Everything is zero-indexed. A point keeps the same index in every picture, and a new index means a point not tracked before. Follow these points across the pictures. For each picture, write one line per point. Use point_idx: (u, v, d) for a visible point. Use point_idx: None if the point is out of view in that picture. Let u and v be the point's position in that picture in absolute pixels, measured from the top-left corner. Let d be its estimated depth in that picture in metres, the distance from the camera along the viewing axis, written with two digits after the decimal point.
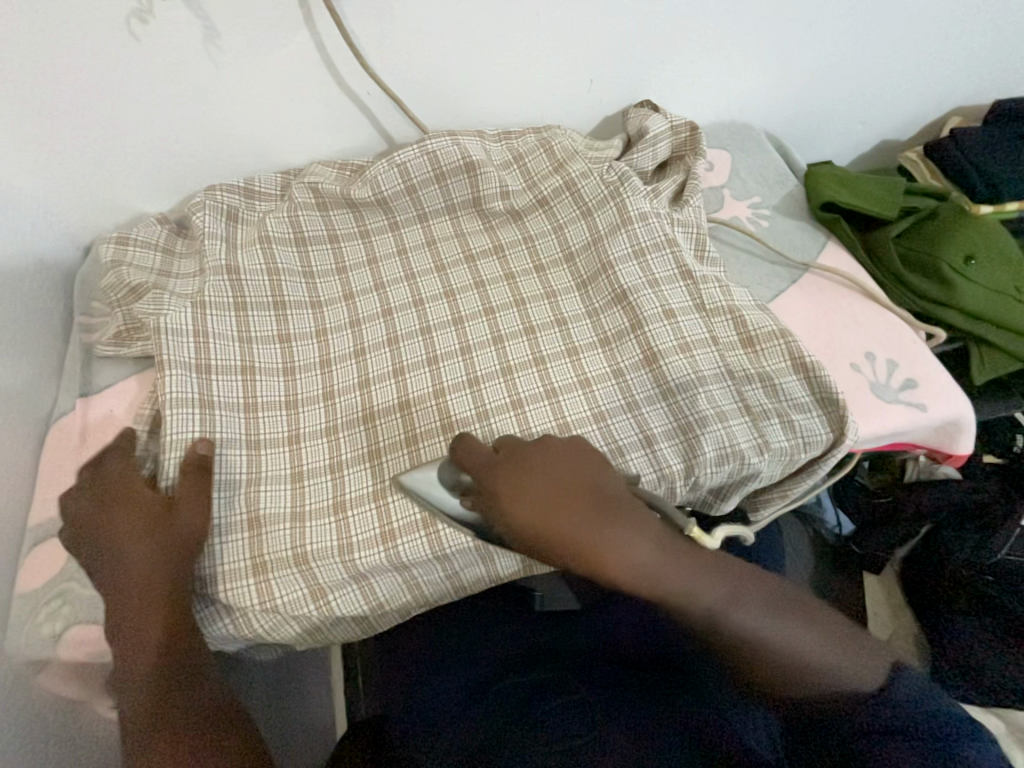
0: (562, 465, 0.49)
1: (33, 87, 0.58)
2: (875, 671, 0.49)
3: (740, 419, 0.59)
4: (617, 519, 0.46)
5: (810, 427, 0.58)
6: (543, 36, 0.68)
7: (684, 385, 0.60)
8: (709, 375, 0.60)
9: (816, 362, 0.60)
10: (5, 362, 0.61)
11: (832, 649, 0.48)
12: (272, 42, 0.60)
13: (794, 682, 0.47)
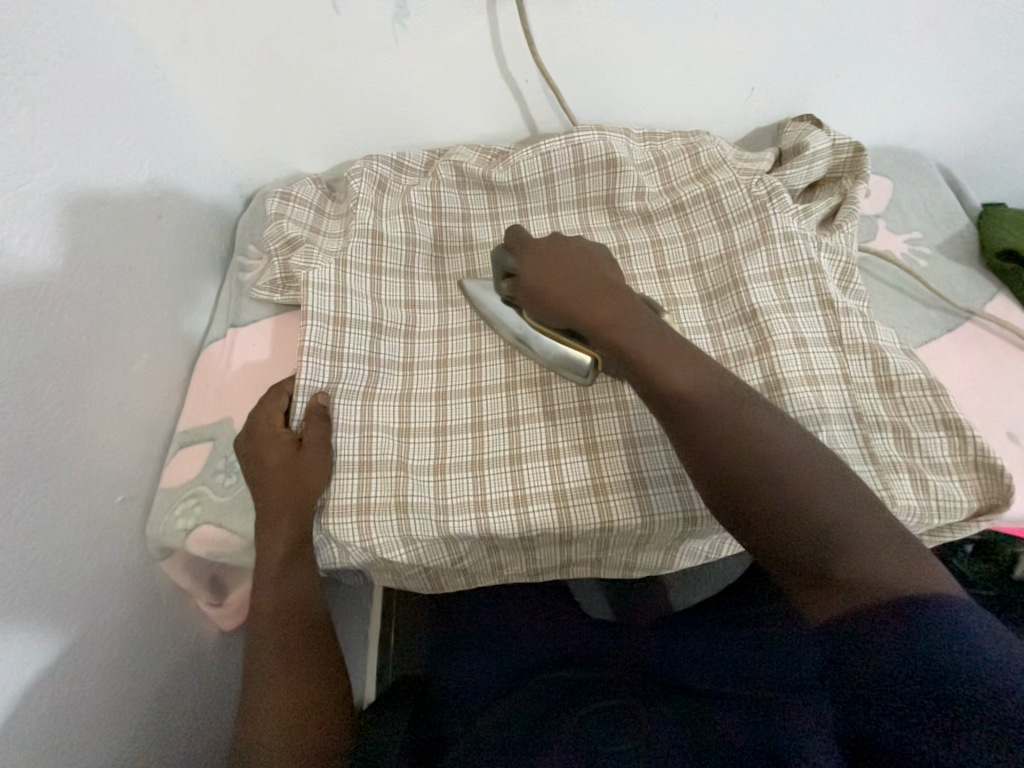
0: (588, 264, 0.56)
1: (242, 47, 0.65)
2: (926, 567, 0.37)
3: (865, 467, 0.54)
4: (615, 310, 0.52)
5: (947, 491, 0.52)
6: (715, 37, 0.65)
7: (807, 419, 0.56)
8: (837, 414, 0.56)
9: (968, 422, 0.54)
10: (180, 287, 0.70)
11: (868, 532, 0.39)
12: (452, 24, 0.63)
13: (815, 542, 0.39)
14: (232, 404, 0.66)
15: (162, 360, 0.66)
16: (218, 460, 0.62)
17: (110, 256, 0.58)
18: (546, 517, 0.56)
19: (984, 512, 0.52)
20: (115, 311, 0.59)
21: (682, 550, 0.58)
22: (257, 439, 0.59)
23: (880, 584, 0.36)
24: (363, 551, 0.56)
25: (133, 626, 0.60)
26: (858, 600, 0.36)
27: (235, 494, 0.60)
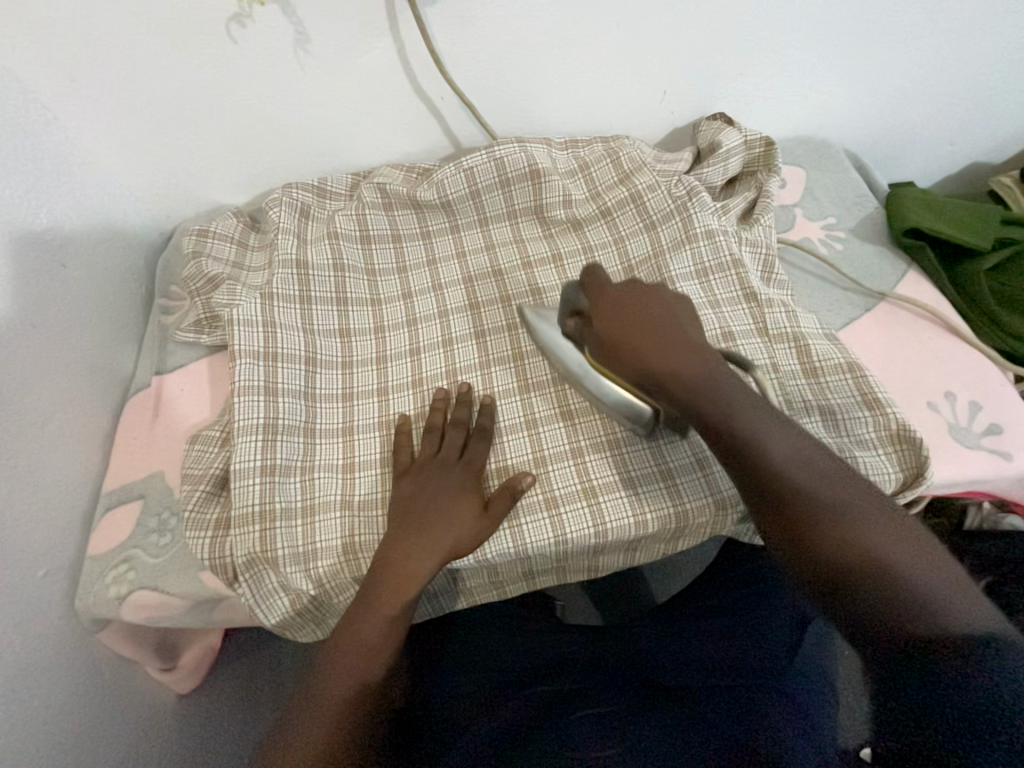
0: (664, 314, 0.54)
1: (138, 83, 0.62)
2: (969, 605, 0.36)
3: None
4: (678, 348, 0.51)
5: (876, 466, 0.55)
6: (621, 45, 0.67)
7: None
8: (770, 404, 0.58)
9: (888, 399, 0.56)
10: (97, 338, 0.66)
11: (913, 562, 0.38)
12: (357, 48, 0.62)
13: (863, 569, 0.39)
14: (163, 457, 0.62)
15: (81, 417, 0.62)
16: (150, 518, 0.58)
17: (8, 316, 0.54)
18: (499, 538, 0.55)
19: (914, 484, 0.55)
20: (20, 373, 0.55)
21: (641, 550, 0.59)
22: (197, 490, 0.57)
23: (928, 608, 0.35)
24: (318, 596, 0.54)
25: (73, 709, 0.56)
26: (902, 633, 0.35)
27: (171, 554, 0.56)
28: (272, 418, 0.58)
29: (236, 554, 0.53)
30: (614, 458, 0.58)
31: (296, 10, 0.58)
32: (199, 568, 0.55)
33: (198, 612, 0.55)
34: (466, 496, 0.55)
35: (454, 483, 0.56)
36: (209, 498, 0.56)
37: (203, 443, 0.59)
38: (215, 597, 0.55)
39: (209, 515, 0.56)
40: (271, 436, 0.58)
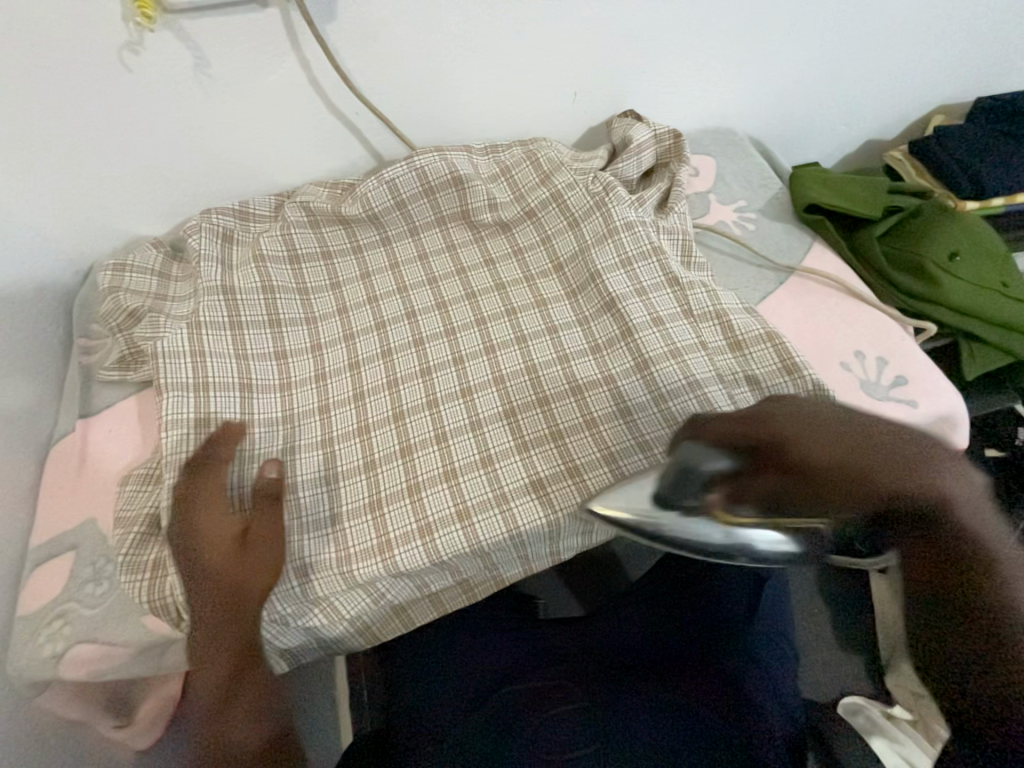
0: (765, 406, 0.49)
1: (27, 117, 0.60)
2: None
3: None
4: (800, 438, 0.43)
5: None
6: (526, 53, 0.70)
7: (674, 389, 0.60)
8: (699, 379, 0.60)
9: (803, 363, 0.60)
10: (10, 387, 0.62)
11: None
12: (261, 69, 0.62)
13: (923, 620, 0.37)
14: (94, 503, 0.59)
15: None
16: (85, 568, 0.55)
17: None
18: (453, 541, 0.55)
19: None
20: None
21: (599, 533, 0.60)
22: (131, 533, 0.54)
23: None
24: (274, 628, 0.52)
25: None
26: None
27: (110, 602, 0.54)
28: (209, 448, 0.57)
29: (178, 593, 0.52)
30: (559, 448, 0.59)
31: (194, 37, 0.57)
32: (142, 613, 0.53)
33: (146, 659, 0.53)
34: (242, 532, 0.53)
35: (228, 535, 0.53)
36: (144, 541, 0.54)
37: (135, 483, 0.57)
38: (162, 641, 0.53)
39: (146, 557, 0.54)
40: (209, 467, 0.56)
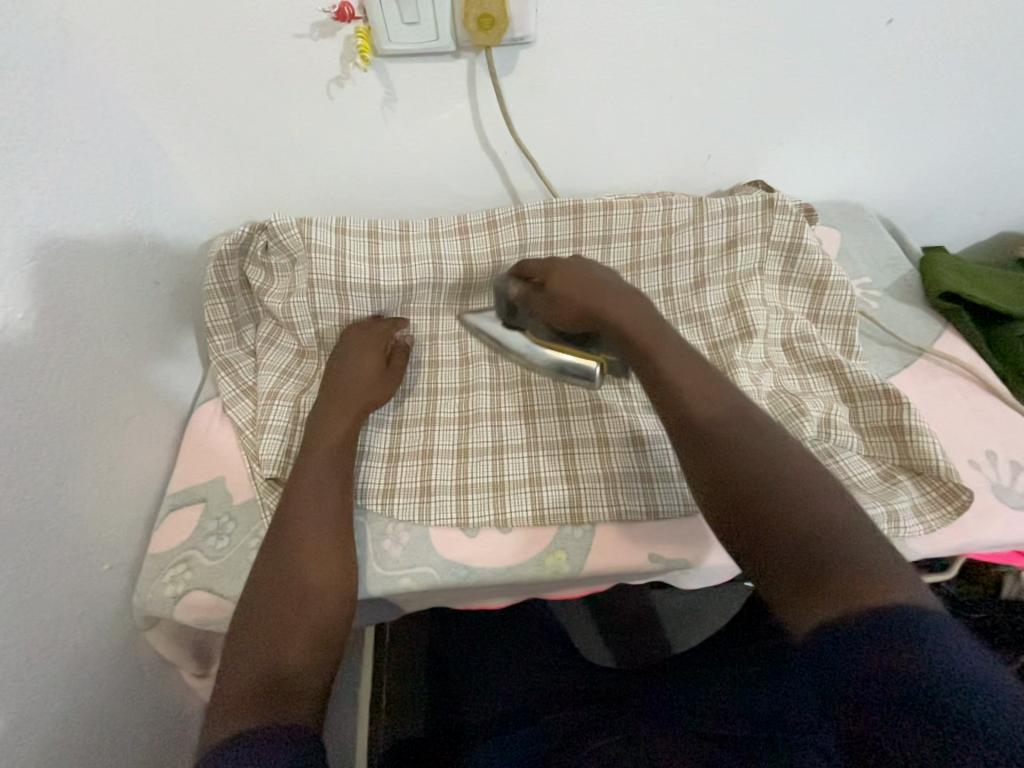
0: (833, 302, 0.70)
1: (236, 126, 0.70)
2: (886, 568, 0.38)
3: (832, 457, 0.61)
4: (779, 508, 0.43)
5: (909, 490, 0.58)
6: (674, 111, 0.73)
7: (786, 419, 0.62)
8: (823, 425, 0.61)
9: (916, 427, 0.59)
10: (172, 348, 0.71)
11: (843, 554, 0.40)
12: (436, 107, 0.69)
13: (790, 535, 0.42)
14: (224, 463, 0.65)
15: (155, 420, 0.67)
16: (209, 520, 0.61)
17: (93, 316, 0.58)
18: (538, 560, 0.58)
19: (961, 498, 0.56)
20: (94, 365, 0.58)
21: (683, 573, 0.59)
22: (260, 479, 0.62)
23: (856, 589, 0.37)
24: (367, 597, 0.56)
25: (113, 704, 0.57)
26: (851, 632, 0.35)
27: (228, 556, 0.58)
28: None
29: None
30: (644, 490, 0.60)
31: (389, 75, 0.65)
32: None
33: None
34: (322, 413, 0.62)
35: (312, 446, 0.59)
36: (271, 488, 0.61)
37: (259, 432, 0.64)
38: None
39: (269, 501, 0.60)
40: None
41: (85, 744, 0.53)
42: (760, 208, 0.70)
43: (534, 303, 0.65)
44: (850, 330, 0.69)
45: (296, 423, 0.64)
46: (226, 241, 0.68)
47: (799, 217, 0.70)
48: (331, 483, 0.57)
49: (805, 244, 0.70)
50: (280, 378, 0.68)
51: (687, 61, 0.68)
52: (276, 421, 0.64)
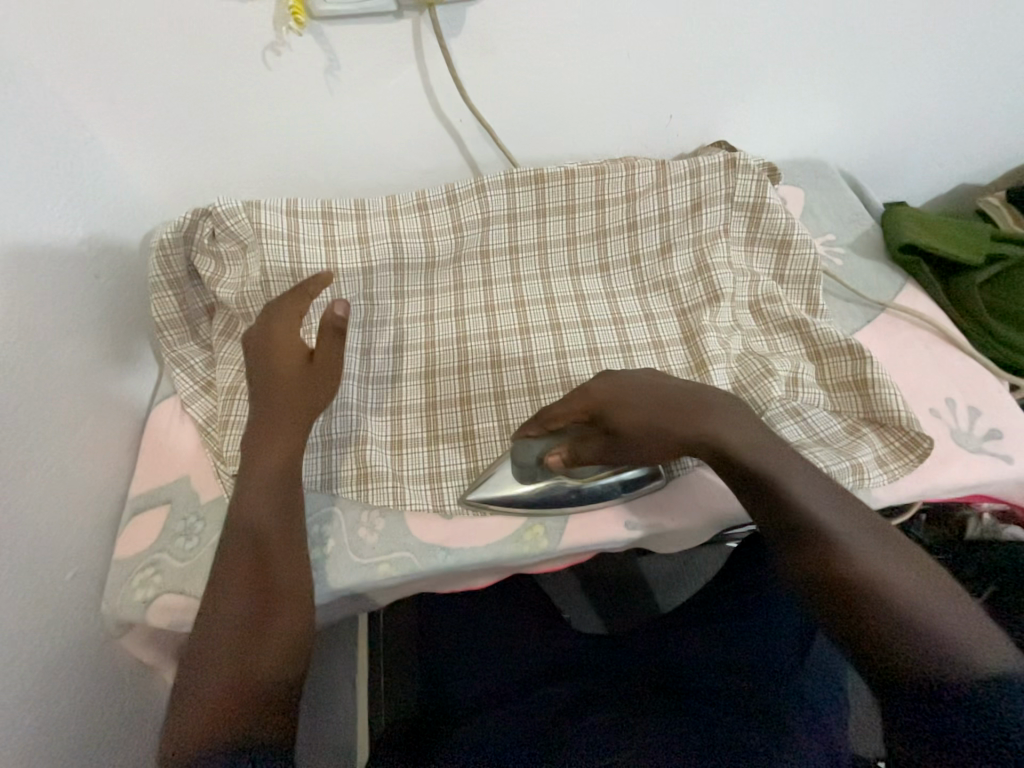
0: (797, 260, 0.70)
1: (169, 104, 0.65)
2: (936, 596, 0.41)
3: (801, 415, 0.61)
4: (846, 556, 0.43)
5: (873, 442, 0.60)
6: (632, 71, 0.71)
7: (754, 381, 0.62)
8: (789, 384, 0.62)
9: (878, 380, 0.60)
10: (122, 346, 0.67)
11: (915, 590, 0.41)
12: (384, 75, 0.65)
13: (875, 597, 0.41)
14: (187, 462, 0.63)
15: (110, 422, 0.64)
16: (176, 522, 0.59)
17: (30, 317, 0.54)
18: (516, 536, 0.58)
19: (923, 446, 0.58)
20: (37, 370, 0.54)
21: (659, 538, 0.60)
22: (226, 475, 0.60)
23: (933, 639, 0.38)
24: (345, 586, 0.56)
25: (94, 713, 0.56)
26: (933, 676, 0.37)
27: (199, 556, 0.57)
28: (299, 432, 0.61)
29: None
30: None
31: (329, 41, 0.61)
32: None
33: None
34: (265, 431, 0.56)
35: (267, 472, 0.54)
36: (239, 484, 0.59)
37: (221, 428, 0.61)
38: None
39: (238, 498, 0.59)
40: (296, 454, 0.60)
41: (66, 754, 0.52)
42: (722, 169, 0.69)
43: (590, 441, 0.55)
44: (814, 289, 0.69)
45: (259, 416, 0.62)
46: (168, 229, 0.64)
47: (761, 176, 0.69)
48: (292, 505, 0.53)
49: (769, 204, 0.70)
50: (239, 371, 0.65)
51: (642, 16, 0.66)
52: (239, 415, 0.62)
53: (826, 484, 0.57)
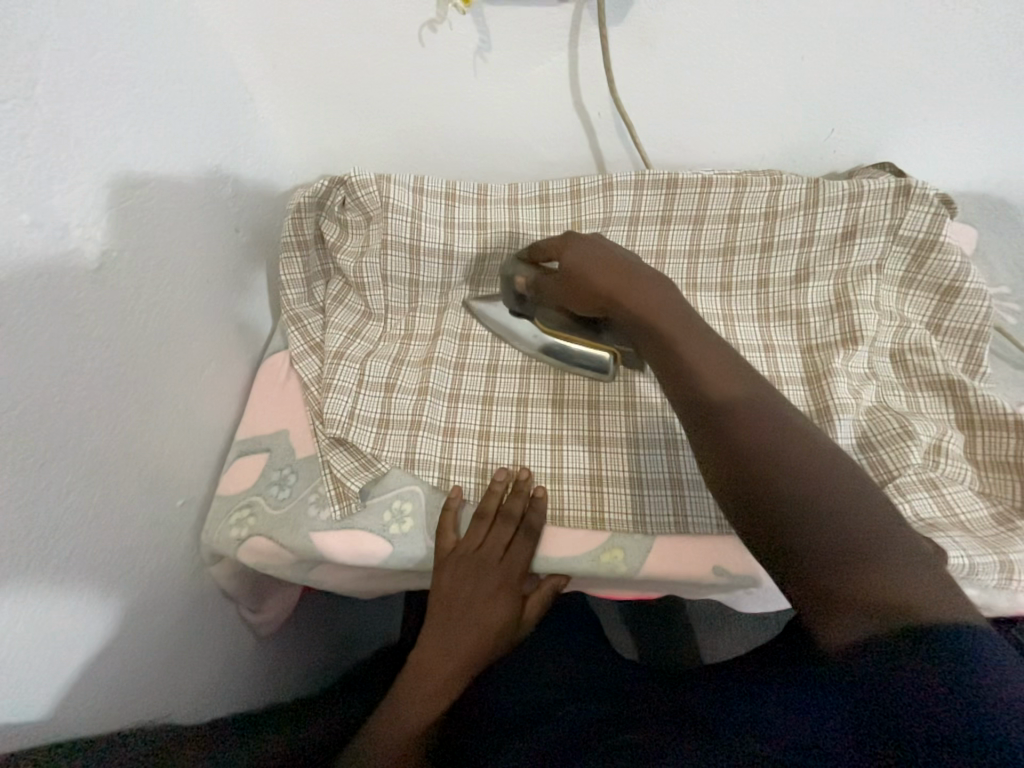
0: (961, 312, 0.61)
1: (324, 72, 0.67)
2: (859, 520, 0.35)
3: (939, 489, 0.53)
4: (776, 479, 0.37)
5: None
6: (801, 74, 0.64)
7: (889, 440, 0.55)
8: (930, 453, 0.54)
9: None
10: (246, 297, 0.72)
11: (881, 541, 0.34)
12: (533, 59, 0.64)
13: (816, 556, 0.34)
14: (289, 416, 0.67)
15: (228, 366, 0.68)
16: (273, 471, 0.63)
17: (179, 260, 0.58)
18: (592, 555, 0.56)
19: None
20: (177, 310, 0.59)
21: (742, 589, 0.56)
22: (323, 435, 0.61)
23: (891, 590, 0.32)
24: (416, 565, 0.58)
25: (182, 627, 0.61)
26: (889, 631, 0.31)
27: (289, 508, 0.60)
28: (395, 409, 0.63)
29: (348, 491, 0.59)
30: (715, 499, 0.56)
31: (488, 24, 0.61)
32: (311, 528, 0.59)
33: (301, 567, 0.59)
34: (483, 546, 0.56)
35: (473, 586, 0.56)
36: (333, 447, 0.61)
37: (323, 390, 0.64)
38: (319, 559, 0.58)
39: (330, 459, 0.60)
40: (388, 429, 0.62)
41: (157, 659, 0.57)
42: (891, 197, 0.61)
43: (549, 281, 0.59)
44: (978, 347, 0.60)
45: (359, 385, 0.64)
46: (304, 194, 0.67)
47: (938, 210, 0.60)
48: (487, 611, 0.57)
49: (942, 242, 0.61)
50: (348, 336, 0.68)
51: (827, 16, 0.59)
52: (342, 381, 0.64)
53: (966, 575, 0.49)
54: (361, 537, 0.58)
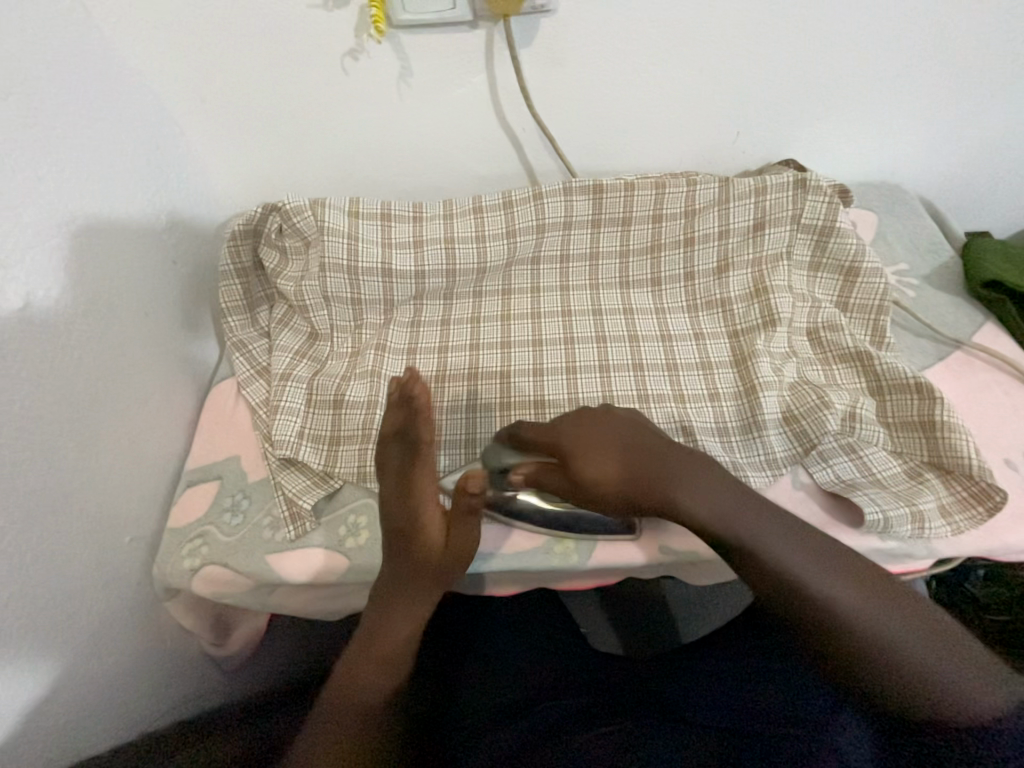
0: (864, 288, 0.66)
1: (253, 104, 0.69)
2: (909, 619, 0.45)
3: (856, 452, 0.57)
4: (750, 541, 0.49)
5: (938, 489, 0.56)
6: (701, 84, 0.70)
7: (809, 411, 0.59)
8: (846, 420, 0.59)
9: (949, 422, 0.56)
10: (190, 327, 0.72)
11: (900, 618, 0.45)
12: (454, 83, 0.67)
13: (868, 649, 0.44)
14: (239, 442, 0.66)
15: (174, 398, 0.68)
16: (225, 498, 0.62)
17: (113, 295, 0.58)
18: (546, 547, 0.58)
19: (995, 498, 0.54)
20: (114, 345, 0.58)
21: (691, 566, 0.59)
22: (273, 457, 0.62)
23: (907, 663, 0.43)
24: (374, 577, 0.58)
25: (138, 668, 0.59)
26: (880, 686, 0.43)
27: (242, 533, 0.60)
28: (344, 423, 0.63)
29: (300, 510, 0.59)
30: None
31: (407, 52, 0.64)
32: (266, 550, 0.58)
33: (259, 592, 0.59)
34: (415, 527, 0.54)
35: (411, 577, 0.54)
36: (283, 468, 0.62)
37: (271, 412, 0.64)
38: (275, 581, 0.58)
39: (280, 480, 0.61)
40: (339, 444, 0.63)
41: None
42: (791, 189, 0.67)
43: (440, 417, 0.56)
44: (882, 319, 0.66)
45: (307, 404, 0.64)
46: (240, 222, 0.68)
47: (833, 198, 0.66)
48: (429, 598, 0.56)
49: (838, 227, 0.66)
50: (293, 357, 0.68)
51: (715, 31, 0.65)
52: (290, 401, 0.65)
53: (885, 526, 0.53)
54: (316, 553, 0.58)
